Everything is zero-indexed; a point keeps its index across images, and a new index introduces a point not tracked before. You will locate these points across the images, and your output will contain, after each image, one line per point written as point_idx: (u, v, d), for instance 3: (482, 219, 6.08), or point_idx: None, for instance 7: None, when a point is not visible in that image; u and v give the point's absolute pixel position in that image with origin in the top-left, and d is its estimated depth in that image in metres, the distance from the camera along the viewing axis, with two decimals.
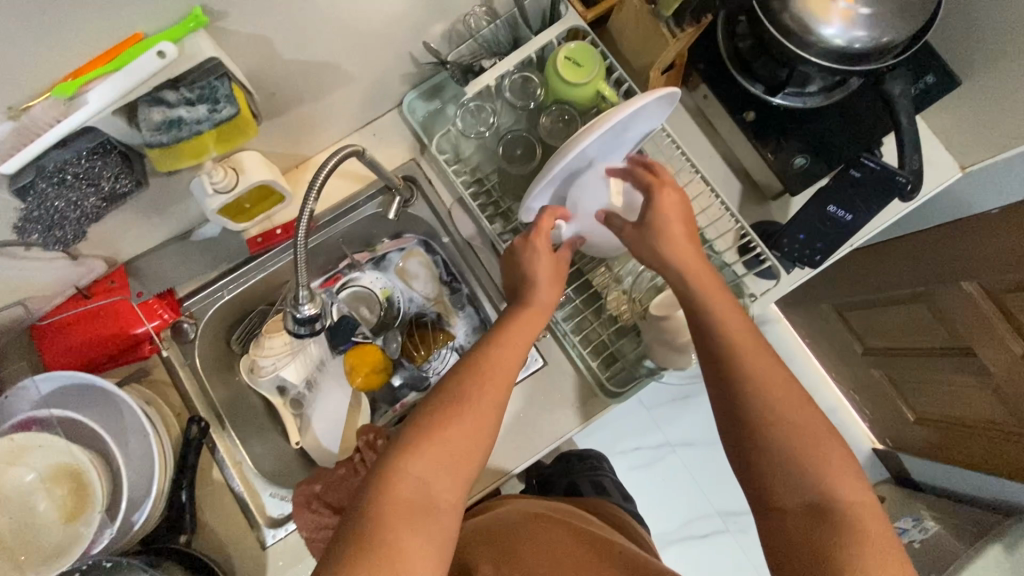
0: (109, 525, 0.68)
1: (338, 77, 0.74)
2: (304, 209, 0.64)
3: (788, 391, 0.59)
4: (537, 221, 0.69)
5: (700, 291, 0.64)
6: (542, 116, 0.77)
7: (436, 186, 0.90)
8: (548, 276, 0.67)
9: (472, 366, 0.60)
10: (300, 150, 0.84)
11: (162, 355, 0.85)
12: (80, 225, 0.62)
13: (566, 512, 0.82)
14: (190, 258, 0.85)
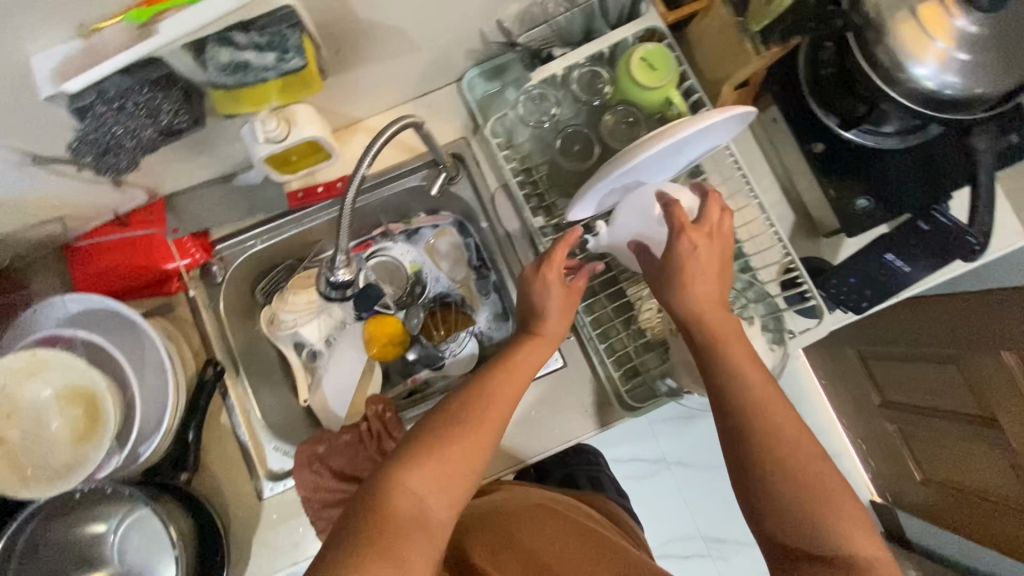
0: (117, 452, 0.69)
1: (405, 43, 0.72)
2: (358, 173, 0.63)
3: (804, 449, 0.57)
4: (551, 250, 0.65)
5: (725, 338, 0.61)
6: (607, 114, 0.76)
7: (483, 169, 0.87)
8: (560, 310, 0.65)
9: (479, 388, 0.60)
10: (354, 111, 0.83)
11: (188, 293, 0.85)
12: (135, 154, 0.60)
13: (564, 504, 0.81)
14: (229, 201, 0.84)
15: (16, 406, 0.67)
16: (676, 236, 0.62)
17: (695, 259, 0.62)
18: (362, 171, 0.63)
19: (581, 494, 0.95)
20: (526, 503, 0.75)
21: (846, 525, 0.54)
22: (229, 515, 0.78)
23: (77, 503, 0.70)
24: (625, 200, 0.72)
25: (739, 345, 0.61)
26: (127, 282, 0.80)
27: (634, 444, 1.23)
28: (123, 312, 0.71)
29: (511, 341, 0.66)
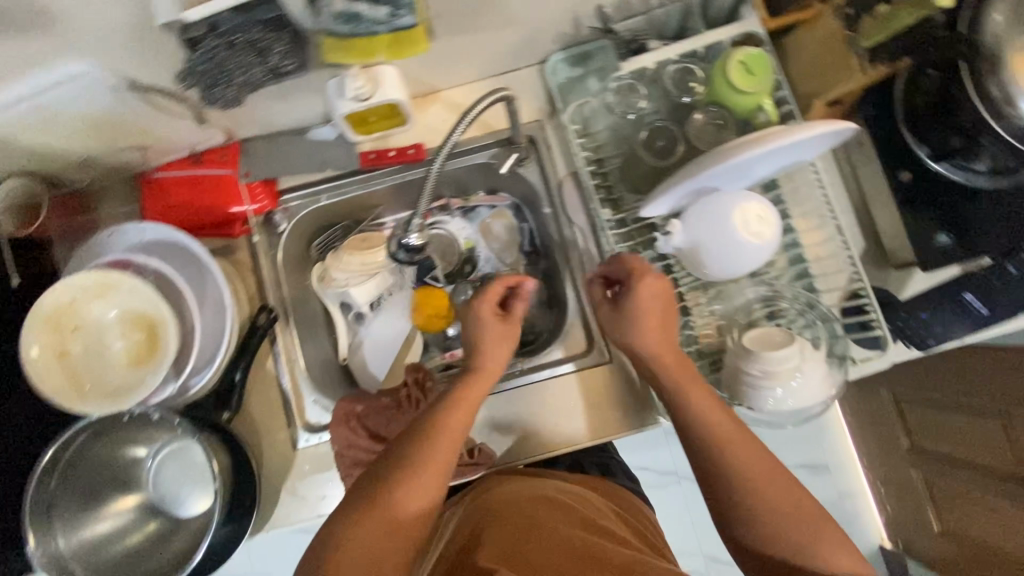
0: (173, 380, 0.71)
1: (500, 19, 0.71)
2: (450, 139, 0.64)
3: (775, 487, 0.59)
4: (485, 289, 0.70)
5: (683, 388, 0.64)
6: (696, 113, 0.75)
7: (554, 155, 0.86)
8: (493, 341, 0.68)
9: (421, 435, 0.63)
10: (434, 81, 0.83)
11: (250, 238, 0.86)
12: (238, 91, 0.62)
13: (568, 493, 0.74)
14: (299, 153, 0.85)
15: (82, 321, 0.69)
16: (632, 281, 0.67)
17: (646, 310, 0.65)
18: (452, 140, 0.64)
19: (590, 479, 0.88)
20: (524, 499, 0.69)
21: (826, 547, 0.57)
22: (263, 459, 0.80)
23: (126, 425, 0.72)
24: (702, 204, 0.70)
25: (698, 394, 0.64)
26: (194, 218, 0.82)
27: (651, 452, 1.22)
28: (193, 246, 0.72)
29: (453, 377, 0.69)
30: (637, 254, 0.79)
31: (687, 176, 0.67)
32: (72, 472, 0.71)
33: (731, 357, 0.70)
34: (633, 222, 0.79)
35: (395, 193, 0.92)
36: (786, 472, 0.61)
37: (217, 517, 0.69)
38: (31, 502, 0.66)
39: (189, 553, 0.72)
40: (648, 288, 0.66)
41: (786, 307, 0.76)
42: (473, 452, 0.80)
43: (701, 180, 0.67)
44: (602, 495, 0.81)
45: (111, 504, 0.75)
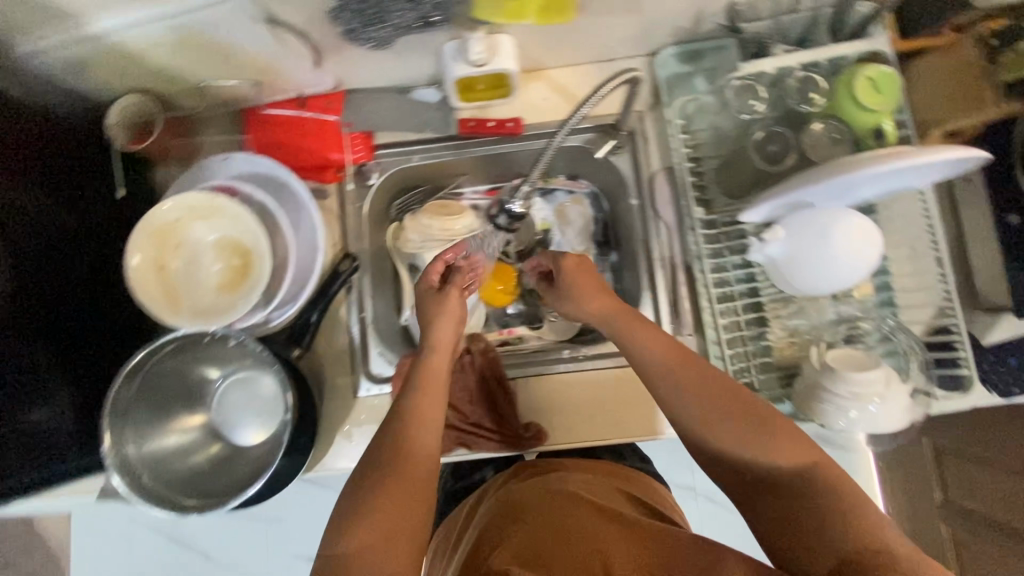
0: (260, 310, 0.73)
1: (626, 5, 0.71)
2: (581, 108, 0.64)
3: (723, 400, 0.55)
4: (427, 270, 0.72)
5: (631, 335, 0.62)
6: (816, 124, 0.72)
7: (649, 147, 0.85)
8: (450, 311, 0.69)
9: (396, 427, 0.58)
10: (542, 58, 0.83)
11: (338, 186, 0.87)
12: (393, 31, 0.68)
13: (577, 480, 0.72)
14: (400, 111, 0.86)
15: (185, 240, 0.72)
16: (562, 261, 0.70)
17: (583, 279, 0.68)
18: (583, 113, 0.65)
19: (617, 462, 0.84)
20: (540, 498, 0.66)
21: (786, 442, 0.53)
22: (324, 402, 0.82)
23: (208, 347, 0.74)
24: (808, 216, 0.69)
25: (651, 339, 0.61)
26: (292, 159, 0.84)
27: (679, 464, 1.21)
28: (295, 184, 0.74)
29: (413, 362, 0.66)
30: (723, 258, 0.79)
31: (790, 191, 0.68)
32: (148, 385, 0.73)
33: (810, 372, 0.69)
34: (723, 225, 0.79)
35: (480, 163, 0.92)
36: (727, 378, 0.57)
37: (281, 452, 0.70)
38: (110, 408, 0.68)
39: (247, 481, 0.74)
40: (575, 262, 0.69)
41: (864, 332, 0.76)
42: (527, 426, 0.82)
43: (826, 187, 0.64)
44: (627, 480, 0.76)
45: (178, 424, 0.77)
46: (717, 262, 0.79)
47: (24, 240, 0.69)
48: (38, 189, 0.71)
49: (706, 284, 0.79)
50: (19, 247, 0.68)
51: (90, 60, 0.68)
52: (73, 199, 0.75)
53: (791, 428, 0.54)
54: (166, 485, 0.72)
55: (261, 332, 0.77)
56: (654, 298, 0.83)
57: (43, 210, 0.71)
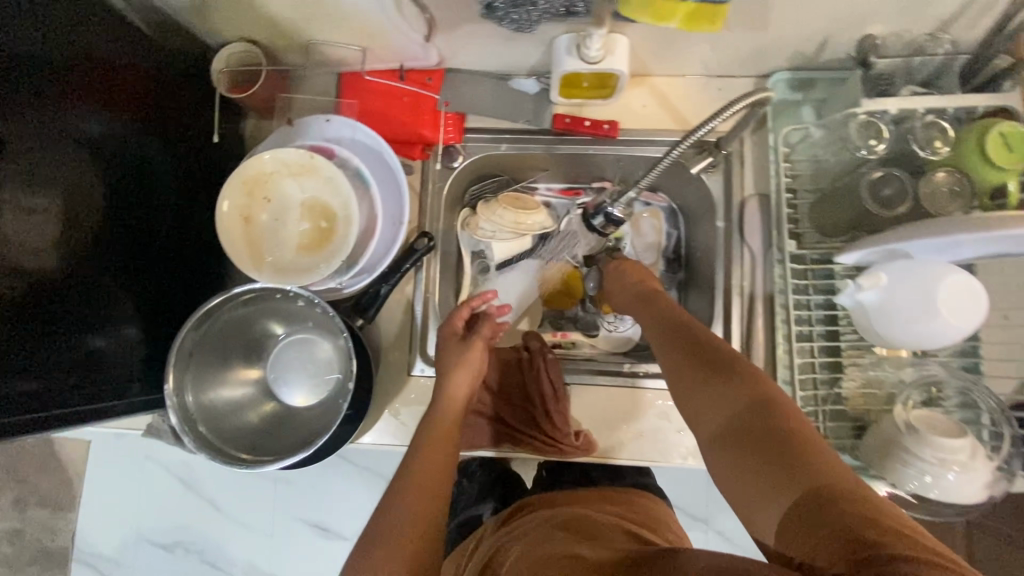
0: (339, 274, 0.73)
1: (754, 23, 0.70)
2: (709, 123, 0.61)
3: (697, 355, 0.57)
4: (454, 316, 0.82)
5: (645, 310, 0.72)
6: (939, 171, 0.67)
7: (743, 171, 0.83)
8: (479, 360, 0.79)
9: (403, 484, 0.62)
10: (651, 65, 0.81)
11: (423, 163, 0.87)
12: (537, 15, 0.55)
13: (557, 516, 0.68)
14: (496, 97, 0.85)
15: (273, 195, 0.71)
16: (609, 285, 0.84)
17: (619, 276, 0.82)
18: (712, 125, 0.61)
19: (634, 494, 0.79)
20: (539, 531, 0.65)
21: (747, 384, 0.51)
22: (378, 375, 0.82)
23: (279, 303, 0.75)
24: (902, 270, 0.66)
25: (657, 308, 0.70)
26: (383, 130, 0.84)
27: (704, 498, 1.18)
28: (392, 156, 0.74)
29: (423, 420, 0.73)
30: (806, 295, 0.76)
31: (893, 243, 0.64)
32: (216, 334, 0.74)
33: (888, 429, 0.67)
34: (811, 261, 0.77)
35: (564, 162, 0.90)
36: (715, 339, 0.59)
37: (338, 418, 0.70)
38: (176, 352, 0.68)
39: (300, 447, 0.74)
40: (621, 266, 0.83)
41: (946, 394, 0.71)
42: (578, 434, 0.79)
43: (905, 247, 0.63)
44: (634, 518, 0.70)
45: (236, 377, 0.77)
46: (800, 299, 0.76)
47: (122, 168, 0.70)
48: (139, 123, 0.71)
49: (785, 319, 0.76)
50: (115, 177, 0.69)
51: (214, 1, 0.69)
52: (168, 138, 0.76)
53: (753, 373, 0.52)
54: (220, 437, 0.72)
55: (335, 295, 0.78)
56: (727, 325, 0.81)
57: (140, 144, 0.72)
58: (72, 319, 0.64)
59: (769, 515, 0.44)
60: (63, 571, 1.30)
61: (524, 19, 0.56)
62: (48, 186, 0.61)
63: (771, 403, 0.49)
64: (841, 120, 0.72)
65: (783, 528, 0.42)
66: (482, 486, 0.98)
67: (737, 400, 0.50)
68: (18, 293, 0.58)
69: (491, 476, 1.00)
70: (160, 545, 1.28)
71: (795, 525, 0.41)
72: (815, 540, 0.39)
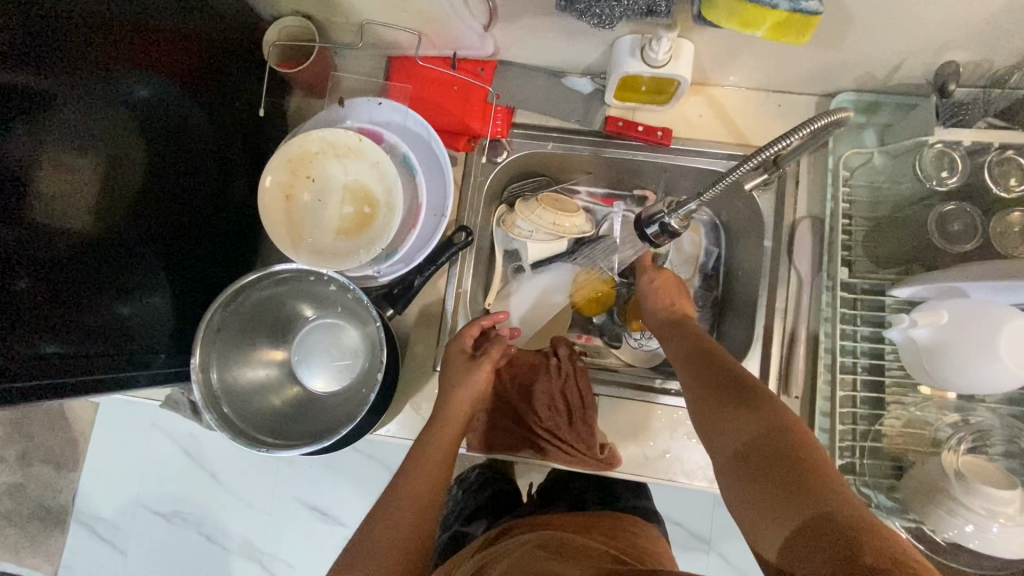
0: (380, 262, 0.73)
1: (830, 40, 0.67)
2: (786, 140, 0.58)
3: (715, 378, 0.57)
4: (464, 332, 0.77)
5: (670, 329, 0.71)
6: (1014, 211, 0.66)
7: (796, 191, 0.81)
8: (484, 384, 0.75)
9: (392, 497, 0.64)
10: (712, 74, 0.79)
11: (466, 156, 0.85)
12: (618, 12, 0.52)
13: (544, 536, 0.66)
14: (548, 94, 0.83)
15: (316, 174, 0.70)
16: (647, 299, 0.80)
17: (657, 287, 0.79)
18: (786, 143, 0.58)
19: (626, 518, 0.77)
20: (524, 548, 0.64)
21: (763, 407, 0.50)
22: (404, 367, 0.81)
23: (312, 285, 0.74)
24: (956, 311, 0.64)
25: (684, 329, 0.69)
26: (430, 119, 0.82)
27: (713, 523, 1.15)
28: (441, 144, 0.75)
29: (416, 444, 0.69)
30: (854, 325, 0.74)
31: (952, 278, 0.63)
32: (246, 312, 0.72)
33: (930, 471, 0.64)
34: (861, 291, 0.74)
35: (610, 166, 0.88)
36: (737, 363, 0.58)
37: (365, 409, 0.68)
38: (206, 326, 0.66)
39: (322, 434, 0.73)
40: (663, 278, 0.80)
41: (992, 441, 0.67)
42: (603, 446, 0.77)
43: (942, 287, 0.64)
44: (626, 545, 0.67)
45: (261, 358, 0.76)
46: (847, 329, 0.73)
47: (167, 137, 0.68)
48: (187, 91, 0.70)
49: (829, 348, 0.75)
50: (159, 144, 0.67)
51: None
52: (213, 108, 0.74)
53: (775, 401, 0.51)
54: (243, 418, 0.70)
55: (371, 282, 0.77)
56: (765, 348, 0.79)
57: (186, 112, 0.71)
58: (105, 286, 0.63)
59: (775, 538, 0.43)
60: (62, 531, 1.30)
61: (604, 17, 0.54)
62: (92, 150, 0.60)
63: (790, 426, 0.48)
64: (909, 148, 0.69)
65: (789, 549, 0.42)
66: (475, 504, 0.94)
67: (752, 424, 0.49)
68: (54, 257, 0.57)
69: (484, 496, 0.96)
70: (160, 514, 1.27)
71: (799, 548, 0.41)
72: (817, 564, 0.39)
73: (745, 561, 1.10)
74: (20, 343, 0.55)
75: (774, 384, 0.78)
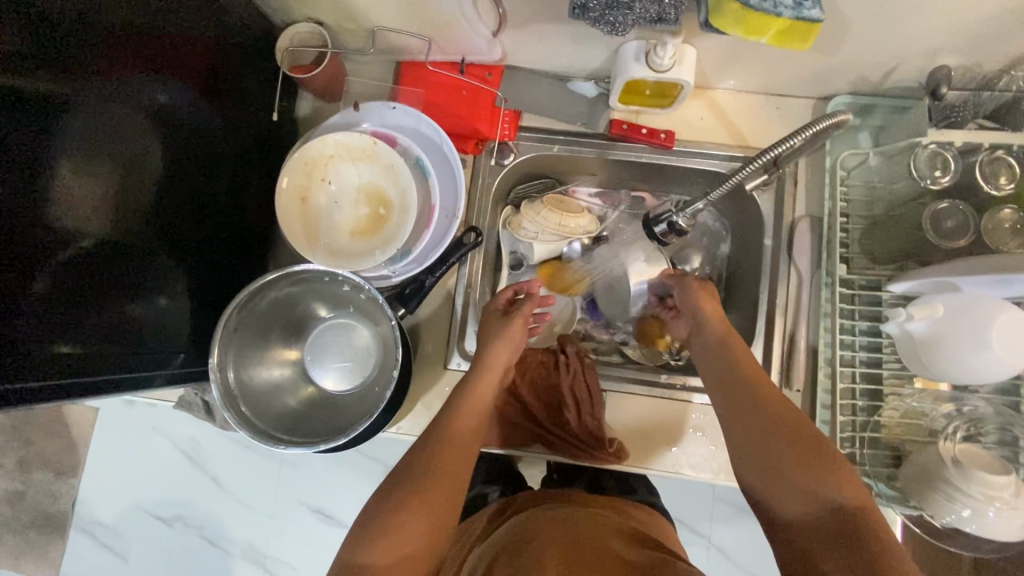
0: (393, 262, 0.76)
1: (827, 45, 0.69)
2: (791, 141, 0.61)
3: (779, 433, 0.59)
4: (499, 293, 0.82)
5: (716, 348, 0.71)
6: (1004, 208, 0.68)
7: (794, 193, 0.83)
8: (515, 336, 0.77)
9: (457, 405, 0.69)
10: (713, 78, 0.81)
11: (475, 158, 0.87)
12: (628, 19, 0.54)
13: (584, 506, 0.72)
14: (554, 98, 0.85)
15: (331, 177, 0.75)
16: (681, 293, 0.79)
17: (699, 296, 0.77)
18: (789, 144, 0.61)
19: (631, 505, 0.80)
20: (570, 511, 0.69)
21: (833, 480, 0.54)
22: (415, 365, 0.83)
23: (327, 286, 0.75)
24: (947, 302, 0.67)
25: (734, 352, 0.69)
26: (440, 122, 0.84)
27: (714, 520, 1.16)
28: (450, 148, 0.77)
29: (449, 399, 0.71)
30: (852, 320, 0.76)
31: (944, 272, 0.67)
32: (262, 313, 0.74)
33: (929, 458, 0.67)
34: (860, 287, 0.77)
35: (615, 168, 0.90)
36: (795, 413, 0.60)
37: (380, 406, 0.70)
38: (222, 330, 0.67)
39: (337, 433, 0.74)
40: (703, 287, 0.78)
41: (985, 430, 0.70)
42: (612, 441, 0.79)
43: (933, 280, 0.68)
44: (646, 527, 0.72)
45: (276, 357, 0.77)
46: (845, 324, 0.76)
47: (180, 153, 0.69)
48: (200, 95, 0.71)
49: (829, 343, 0.77)
50: (174, 148, 0.68)
51: None
52: (225, 112, 0.75)
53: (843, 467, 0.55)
54: (260, 417, 0.72)
55: (383, 283, 0.78)
56: (765, 346, 0.82)
57: (200, 116, 0.72)
58: (117, 286, 0.63)
59: None
60: (62, 537, 1.29)
61: (614, 25, 0.56)
62: (108, 158, 0.60)
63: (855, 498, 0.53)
64: (904, 148, 0.72)
65: None
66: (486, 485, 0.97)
67: (823, 494, 0.54)
68: (63, 263, 0.57)
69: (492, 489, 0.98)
70: (162, 518, 1.27)
71: None
72: None
73: (747, 557, 1.11)
74: (34, 340, 0.55)
75: (776, 377, 0.80)
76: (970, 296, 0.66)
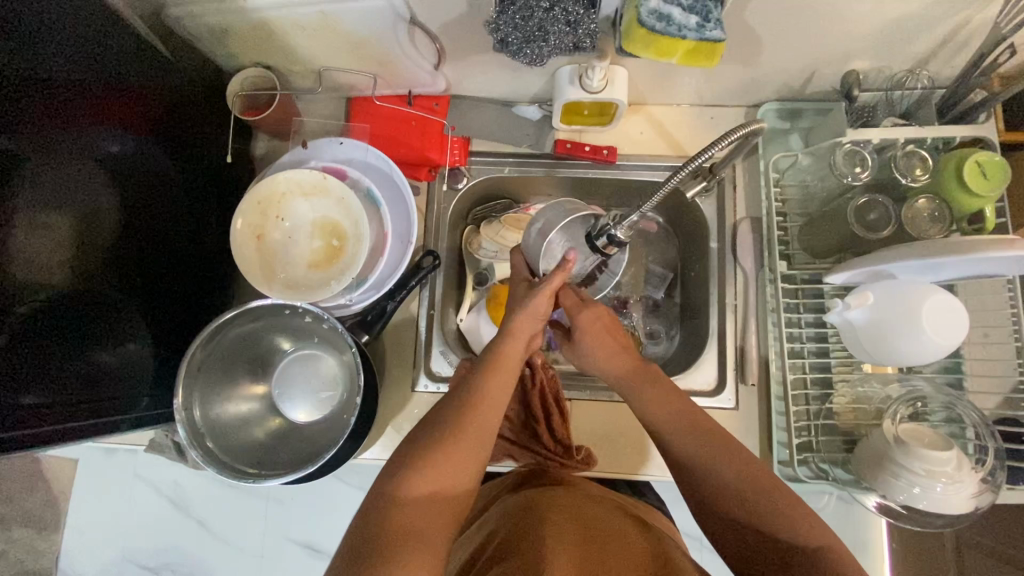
0: (351, 292, 0.79)
1: (747, 60, 0.74)
2: (710, 152, 0.61)
3: (751, 465, 0.58)
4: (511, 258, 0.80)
5: (642, 384, 0.67)
6: (920, 199, 0.72)
7: (734, 196, 0.88)
8: (541, 312, 0.69)
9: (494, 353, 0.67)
10: (648, 94, 0.86)
11: (429, 185, 0.90)
12: (549, 49, 0.59)
13: (606, 495, 0.74)
14: (501, 123, 0.89)
15: (285, 214, 0.78)
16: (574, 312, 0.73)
17: (595, 324, 0.72)
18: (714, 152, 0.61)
19: (629, 498, 0.80)
20: (597, 497, 0.71)
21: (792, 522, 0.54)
22: (383, 390, 0.84)
23: (288, 320, 0.78)
24: (880, 288, 0.71)
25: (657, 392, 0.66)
26: (392, 153, 0.87)
27: None
28: (401, 179, 0.81)
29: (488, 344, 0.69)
30: (797, 313, 0.80)
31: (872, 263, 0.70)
32: (227, 349, 0.75)
33: (878, 442, 0.69)
34: (802, 282, 0.81)
35: (566, 185, 0.94)
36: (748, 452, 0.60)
37: (347, 433, 0.71)
38: (187, 365, 0.69)
39: (307, 462, 0.75)
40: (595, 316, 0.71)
41: (931, 409, 0.71)
42: (580, 449, 0.81)
43: (864, 271, 0.71)
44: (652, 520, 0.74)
45: (243, 393, 0.79)
46: (791, 317, 0.80)
47: (137, 213, 0.71)
48: (152, 145, 0.73)
49: (777, 336, 0.81)
50: (129, 195, 0.70)
51: (235, 30, 0.72)
52: (181, 160, 0.78)
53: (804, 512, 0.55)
54: (227, 452, 0.73)
55: (348, 312, 0.82)
56: (720, 343, 0.85)
57: (154, 165, 0.74)
58: (76, 337, 0.64)
59: None
60: None
61: (535, 54, 0.60)
62: (61, 216, 0.62)
63: (816, 540, 0.53)
64: (828, 148, 0.76)
65: None
66: None
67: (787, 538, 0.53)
68: (21, 317, 0.58)
69: None
70: (146, 568, 1.25)
71: None
72: None
73: None
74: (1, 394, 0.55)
75: (732, 373, 0.83)
76: (906, 275, 0.69)
